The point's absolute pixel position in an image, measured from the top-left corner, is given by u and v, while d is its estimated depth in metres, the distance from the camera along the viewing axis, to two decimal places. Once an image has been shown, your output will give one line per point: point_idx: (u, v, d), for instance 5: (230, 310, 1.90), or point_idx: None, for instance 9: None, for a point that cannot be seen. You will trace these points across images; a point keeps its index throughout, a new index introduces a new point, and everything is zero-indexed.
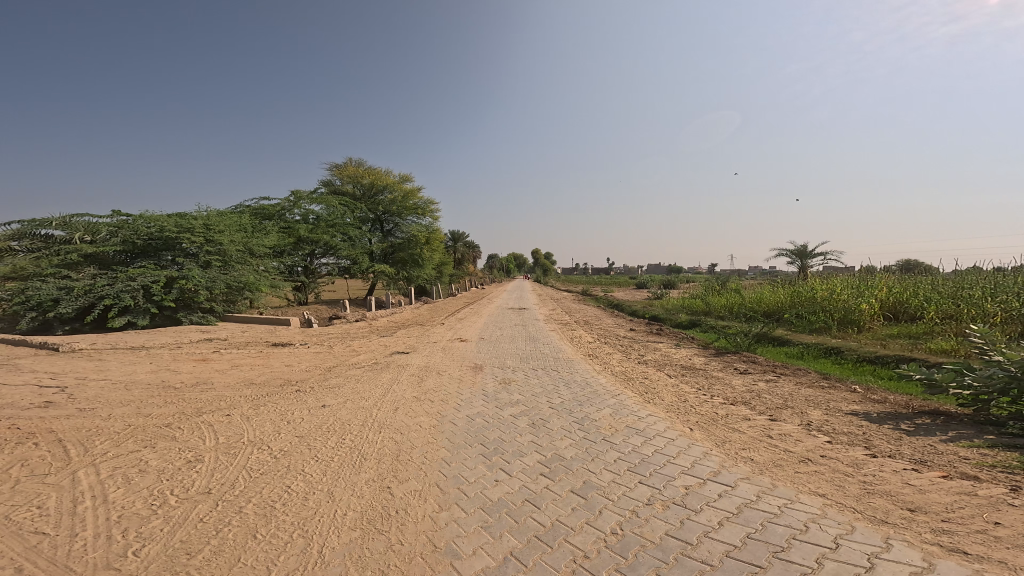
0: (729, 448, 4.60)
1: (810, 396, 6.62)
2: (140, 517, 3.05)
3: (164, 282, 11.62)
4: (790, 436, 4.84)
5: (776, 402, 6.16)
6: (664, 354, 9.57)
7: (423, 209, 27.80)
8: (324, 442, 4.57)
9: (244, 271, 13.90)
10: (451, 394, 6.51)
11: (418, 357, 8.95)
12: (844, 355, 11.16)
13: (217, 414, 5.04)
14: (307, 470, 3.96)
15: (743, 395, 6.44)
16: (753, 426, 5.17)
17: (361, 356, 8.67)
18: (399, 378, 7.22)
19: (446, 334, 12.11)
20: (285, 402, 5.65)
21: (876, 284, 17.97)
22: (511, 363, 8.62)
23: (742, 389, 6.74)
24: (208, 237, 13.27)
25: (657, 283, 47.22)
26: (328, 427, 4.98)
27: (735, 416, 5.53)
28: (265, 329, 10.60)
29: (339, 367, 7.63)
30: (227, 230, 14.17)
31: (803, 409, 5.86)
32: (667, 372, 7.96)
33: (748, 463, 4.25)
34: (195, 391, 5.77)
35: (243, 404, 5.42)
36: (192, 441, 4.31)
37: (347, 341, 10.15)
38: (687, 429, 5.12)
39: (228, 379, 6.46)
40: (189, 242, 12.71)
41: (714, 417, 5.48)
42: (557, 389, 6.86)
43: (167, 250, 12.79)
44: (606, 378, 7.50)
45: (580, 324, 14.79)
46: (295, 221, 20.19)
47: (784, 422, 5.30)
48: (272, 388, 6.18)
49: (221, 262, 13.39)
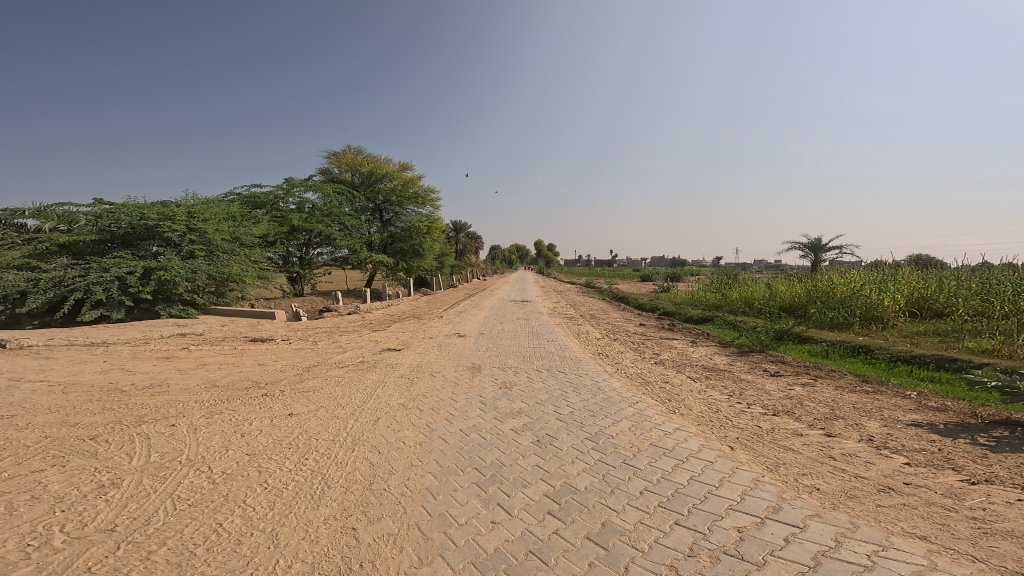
0: (785, 474, 3.73)
1: (858, 403, 5.75)
2: (6, 563, 2.44)
3: (141, 273, 10.79)
4: (858, 458, 3.97)
5: (822, 411, 5.28)
6: (681, 353, 8.71)
7: (424, 198, 26.81)
8: (281, 464, 3.76)
9: (230, 261, 13.02)
10: (443, 402, 5.67)
11: (410, 355, 8.14)
12: (874, 354, 10.28)
13: (159, 424, 4.25)
14: (249, 501, 3.19)
15: (782, 403, 5.57)
16: (805, 444, 4.30)
17: (347, 354, 7.84)
18: (385, 380, 6.40)
19: (443, 328, 11.31)
20: (246, 409, 4.84)
21: (898, 279, 17.01)
22: (513, 363, 7.80)
23: (779, 396, 5.86)
24: (191, 225, 12.34)
25: (661, 274, 46.36)
26: (292, 442, 4.17)
27: (780, 430, 4.66)
28: (246, 323, 9.81)
29: (319, 367, 6.84)
30: (213, 219, 13.18)
31: (858, 420, 4.99)
32: (687, 374, 7.10)
33: (811, 495, 3.39)
34: (144, 394, 4.99)
35: (195, 412, 4.63)
36: (114, 459, 3.58)
37: (333, 336, 9.32)
38: (726, 449, 4.27)
39: (188, 380, 5.66)
40: (170, 230, 11.79)
41: (755, 432, 4.63)
42: (566, 396, 6.02)
43: (147, 240, 11.82)
44: (620, 381, 6.66)
45: (586, 318, 13.88)
46: (289, 209, 19.17)
47: (843, 438, 4.43)
48: (234, 392, 5.37)
49: (205, 252, 12.47)
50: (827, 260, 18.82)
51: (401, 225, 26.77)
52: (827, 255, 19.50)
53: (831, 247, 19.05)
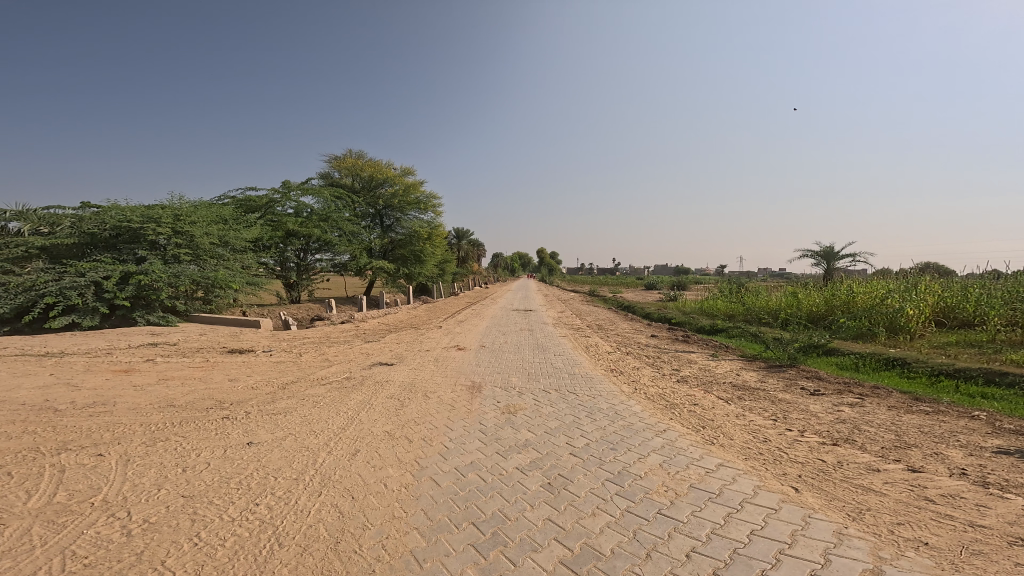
0: (875, 523, 2.90)
1: (925, 426, 4.91)
2: None
3: (119, 278, 10.06)
4: (962, 500, 3.13)
5: (889, 438, 4.45)
6: (704, 370, 7.88)
7: (425, 202, 26.25)
8: (226, 510, 2.96)
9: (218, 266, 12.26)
10: (437, 430, 4.86)
11: (404, 370, 7.34)
12: (910, 367, 9.42)
13: (83, 454, 3.46)
14: (170, 565, 2.40)
15: (837, 429, 4.73)
16: (887, 483, 3.47)
17: (333, 368, 7.05)
18: (373, 401, 5.60)
19: (441, 339, 10.51)
20: (200, 436, 4.05)
21: (920, 287, 16.19)
22: (517, 381, 6.98)
23: (831, 420, 5.02)
24: (177, 228, 11.64)
25: (665, 283, 45.56)
26: (246, 481, 3.36)
27: (849, 466, 3.82)
28: (227, 332, 9.03)
29: (299, 383, 6.05)
30: (202, 221, 12.48)
31: (937, 448, 4.15)
32: (716, 394, 6.26)
33: (921, 552, 2.57)
34: (79, 415, 4.20)
35: (135, 439, 3.84)
36: (4, 499, 2.81)
37: (321, 348, 8.53)
38: (788, 491, 3.43)
39: (140, 398, 4.86)
40: (154, 233, 11.09)
41: (819, 468, 3.79)
42: (581, 424, 5.19)
43: (130, 243, 11.15)
44: (641, 404, 5.83)
45: (594, 329, 13.05)
46: (286, 214, 18.39)
47: (932, 474, 3.58)
48: (191, 413, 4.57)
49: (190, 256, 11.72)
50: (843, 267, 18.04)
51: (401, 229, 26.20)
52: (841, 263, 18.74)
53: (845, 254, 18.33)
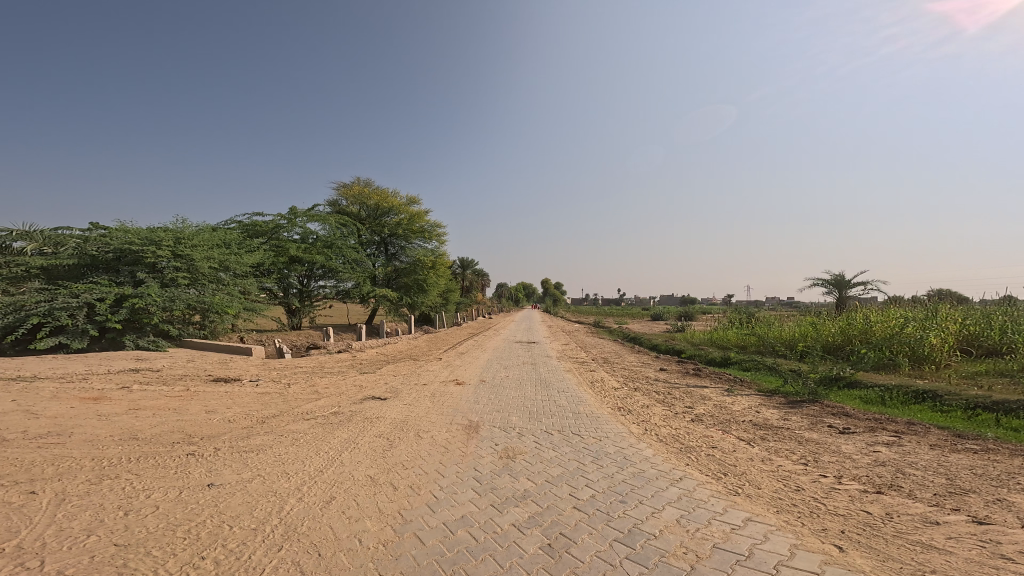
0: None
1: (977, 467, 4.36)
2: None
3: (113, 300, 9.89)
4: None
5: (940, 483, 3.91)
6: (718, 407, 7.34)
7: (430, 232, 26.59)
8: (160, 566, 2.60)
9: (216, 291, 12.05)
10: (428, 477, 4.40)
11: (397, 406, 6.91)
12: (942, 400, 8.77)
13: (13, 492, 3.21)
14: None
15: (879, 474, 4.20)
16: (951, 538, 2.95)
17: (321, 401, 6.66)
18: (359, 440, 5.18)
19: (440, 373, 10.07)
20: (154, 475, 3.73)
21: (939, 315, 15.58)
22: (517, 421, 6.50)
23: (869, 464, 4.49)
24: (177, 252, 11.48)
25: (672, 314, 44.95)
26: (195, 530, 2.99)
27: (901, 518, 3.30)
28: (215, 359, 8.73)
29: (281, 417, 5.66)
30: (203, 245, 12.26)
31: (1000, 493, 3.62)
32: (736, 434, 5.73)
33: None
34: (27, 448, 3.96)
35: (79, 476, 3.57)
36: None
37: (312, 378, 8.16)
38: (832, 551, 2.92)
39: (102, 429, 4.60)
40: (153, 256, 10.94)
41: (865, 522, 3.27)
42: (586, 471, 4.69)
43: (129, 265, 11.01)
44: (653, 448, 5.31)
45: (600, 363, 12.52)
46: (291, 239, 18.08)
47: (1003, 526, 3.05)
48: (152, 448, 4.28)
49: (189, 279, 11.55)
50: (855, 294, 17.54)
51: (406, 259, 26.39)
52: (853, 291, 18.26)
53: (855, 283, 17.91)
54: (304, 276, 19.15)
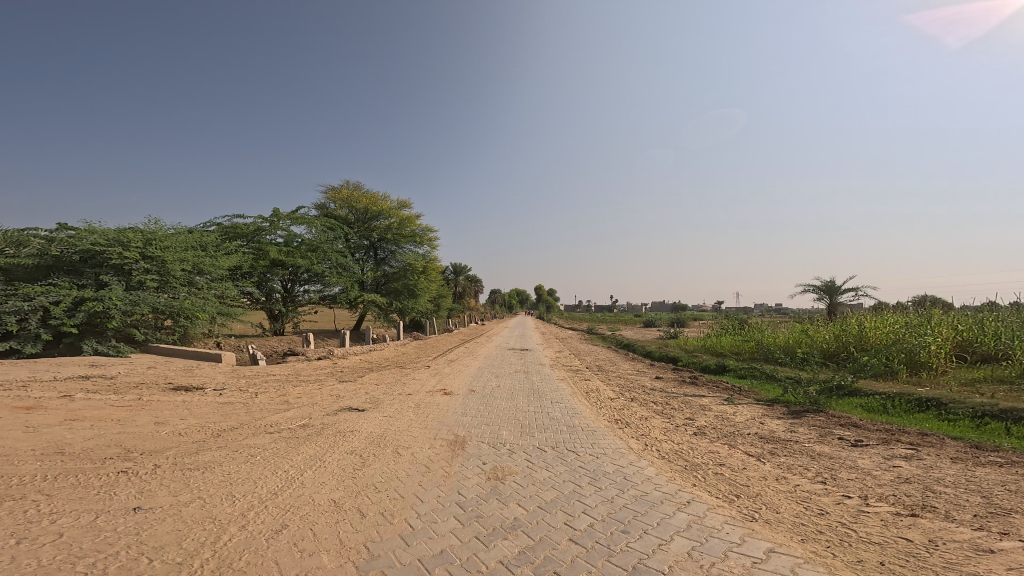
0: None
1: (1008, 482, 4.02)
2: None
3: (71, 303, 9.22)
4: None
5: (977, 502, 3.55)
6: (721, 418, 6.95)
7: (421, 236, 26.05)
8: None
9: (188, 294, 11.36)
10: (404, 502, 3.88)
11: (377, 418, 6.37)
12: (946, 408, 8.51)
13: None
14: None
15: (906, 493, 3.82)
16: (1010, 571, 2.56)
17: (292, 413, 6.09)
18: (329, 458, 4.64)
19: (426, 382, 9.54)
20: (68, 497, 3.20)
21: (933, 321, 15.53)
22: (508, 435, 6.02)
23: (893, 481, 4.12)
24: (146, 253, 10.79)
25: (664, 321, 44.88)
26: (100, 564, 2.51)
27: (945, 545, 2.91)
28: (180, 366, 8.08)
29: (242, 430, 5.09)
30: (175, 246, 11.56)
31: None
32: (743, 449, 5.33)
33: None
34: None
35: None
36: None
37: (285, 387, 7.57)
38: None
39: (24, 442, 4.04)
40: (119, 257, 10.24)
41: (905, 551, 2.87)
42: (584, 495, 4.21)
43: (91, 266, 10.28)
44: (656, 466, 4.86)
45: (594, 371, 12.07)
46: (273, 242, 17.32)
47: None
48: (77, 464, 3.73)
49: (159, 283, 10.86)
50: (848, 301, 17.46)
51: (395, 263, 25.80)
52: (846, 297, 18.20)
53: (847, 290, 17.86)
54: (289, 279, 18.45)
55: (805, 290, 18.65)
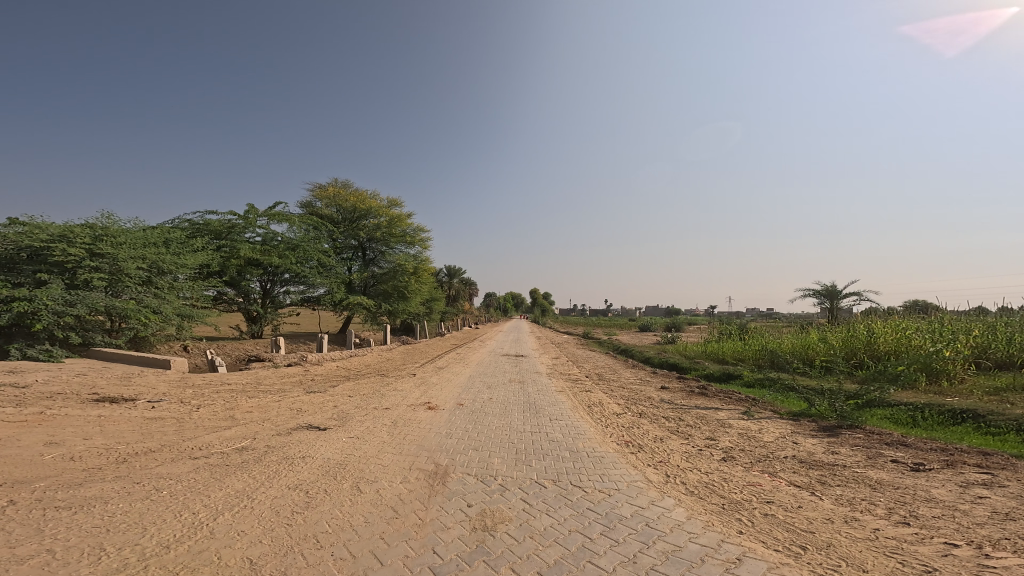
0: None
1: None
2: None
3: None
4: None
5: None
6: (746, 437, 6.05)
7: (412, 236, 25.00)
8: None
9: (142, 296, 10.19)
10: (358, 564, 2.87)
11: (346, 440, 5.35)
12: (984, 420, 7.73)
13: None
14: None
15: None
16: None
17: (236, 433, 5.05)
18: (272, 496, 3.62)
19: (409, 392, 8.52)
20: None
21: (943, 325, 14.92)
22: (500, 463, 5.04)
23: (997, 523, 3.25)
24: (93, 250, 9.63)
25: (659, 325, 44.43)
26: None
27: None
28: (118, 375, 6.97)
29: (159, 454, 4.12)
30: (129, 243, 10.39)
31: None
32: (788, 479, 4.41)
33: None
34: None
35: None
36: None
37: (240, 400, 6.50)
38: None
39: None
40: (59, 254, 9.07)
41: None
42: (602, 552, 3.23)
43: (29, 263, 9.10)
44: (688, 507, 3.89)
45: (595, 381, 11.09)
46: (248, 241, 16.13)
47: None
48: None
49: (108, 282, 9.75)
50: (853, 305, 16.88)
51: (384, 265, 24.73)
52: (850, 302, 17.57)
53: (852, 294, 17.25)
54: (267, 280, 17.30)
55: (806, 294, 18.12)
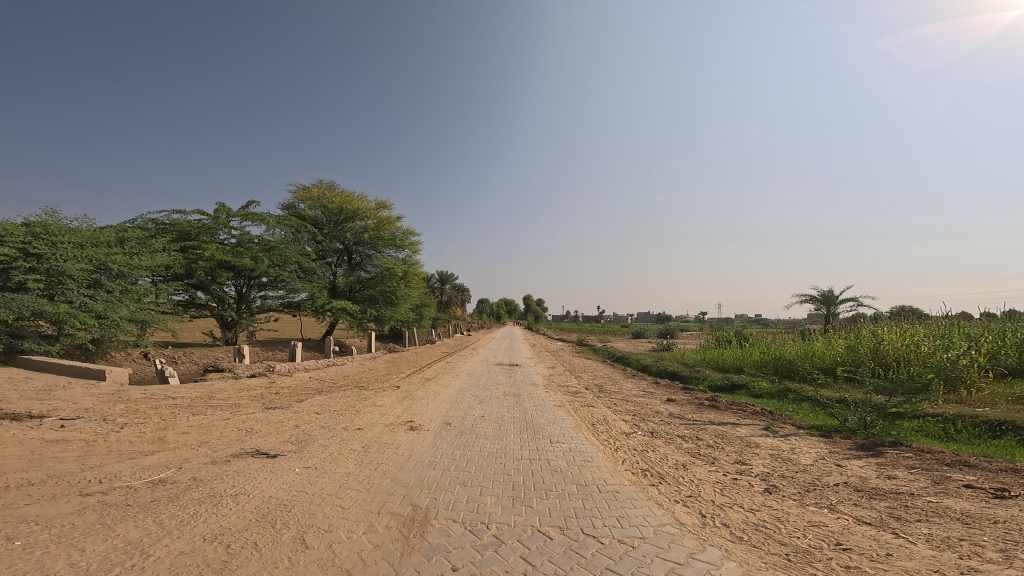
0: None
1: None
2: None
3: None
4: None
5: None
6: (781, 460, 5.24)
7: (402, 240, 23.99)
8: None
9: (85, 300, 9.10)
10: None
11: (309, 472, 4.38)
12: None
13: None
14: None
15: None
16: None
17: (157, 463, 4.05)
18: (201, 560, 2.70)
19: (390, 408, 7.54)
20: None
21: (947, 331, 14.56)
22: (495, 503, 4.13)
23: None
24: (28, 250, 8.52)
25: (652, 332, 44.04)
26: None
27: None
28: (35, 388, 5.90)
29: (36, 486, 3.35)
30: (74, 241, 9.27)
31: None
32: (859, 518, 3.61)
33: None
34: None
35: None
36: None
37: (180, 419, 5.47)
38: None
39: None
40: None
41: None
42: None
43: None
44: (740, 562, 3.00)
45: (595, 394, 10.17)
46: (218, 242, 14.97)
47: None
48: None
49: (47, 284, 8.64)
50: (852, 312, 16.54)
51: (372, 269, 23.69)
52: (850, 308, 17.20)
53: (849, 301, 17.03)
54: (243, 283, 16.19)
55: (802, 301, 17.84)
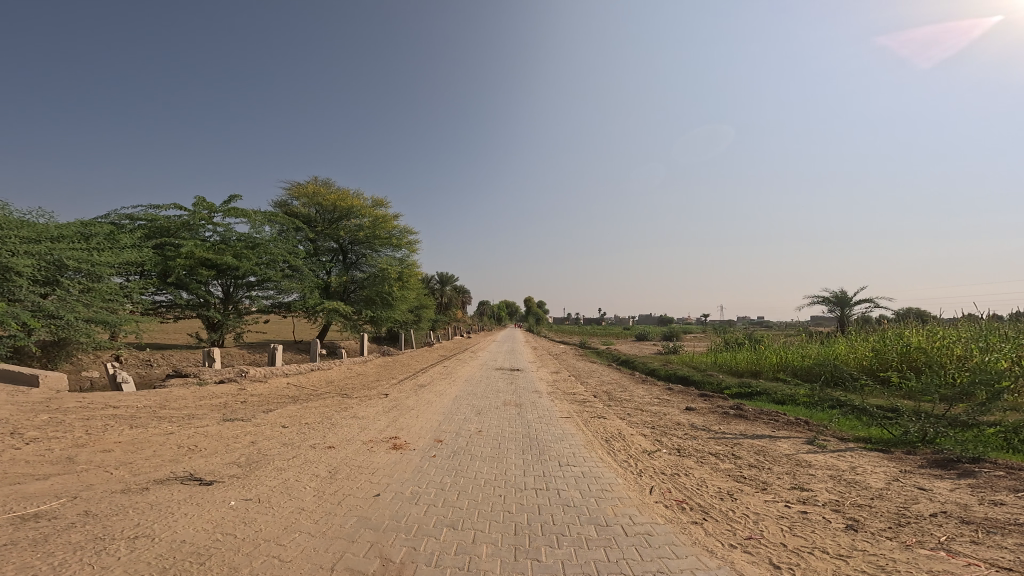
0: None
1: None
2: None
3: None
4: None
5: None
6: (848, 484, 4.28)
7: (400, 239, 23.09)
8: None
9: (33, 300, 8.14)
10: None
11: (257, 508, 3.45)
12: None
13: None
14: None
15: None
16: None
17: (42, 491, 3.29)
18: None
19: (373, 421, 6.55)
20: None
21: (973, 330, 13.74)
22: (491, 554, 3.17)
23: None
24: None
25: (656, 334, 43.11)
26: None
27: None
28: None
29: None
30: (25, 235, 8.38)
31: None
32: (990, 565, 2.70)
33: None
34: None
35: None
36: None
37: (106, 437, 4.52)
38: None
39: None
40: None
41: None
42: None
43: None
44: None
45: (605, 403, 9.17)
46: (200, 239, 14.12)
47: None
48: None
49: None
50: (867, 310, 15.78)
51: (367, 269, 22.81)
52: (866, 308, 16.36)
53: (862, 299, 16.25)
54: (229, 283, 15.32)
55: (813, 302, 17.11)
